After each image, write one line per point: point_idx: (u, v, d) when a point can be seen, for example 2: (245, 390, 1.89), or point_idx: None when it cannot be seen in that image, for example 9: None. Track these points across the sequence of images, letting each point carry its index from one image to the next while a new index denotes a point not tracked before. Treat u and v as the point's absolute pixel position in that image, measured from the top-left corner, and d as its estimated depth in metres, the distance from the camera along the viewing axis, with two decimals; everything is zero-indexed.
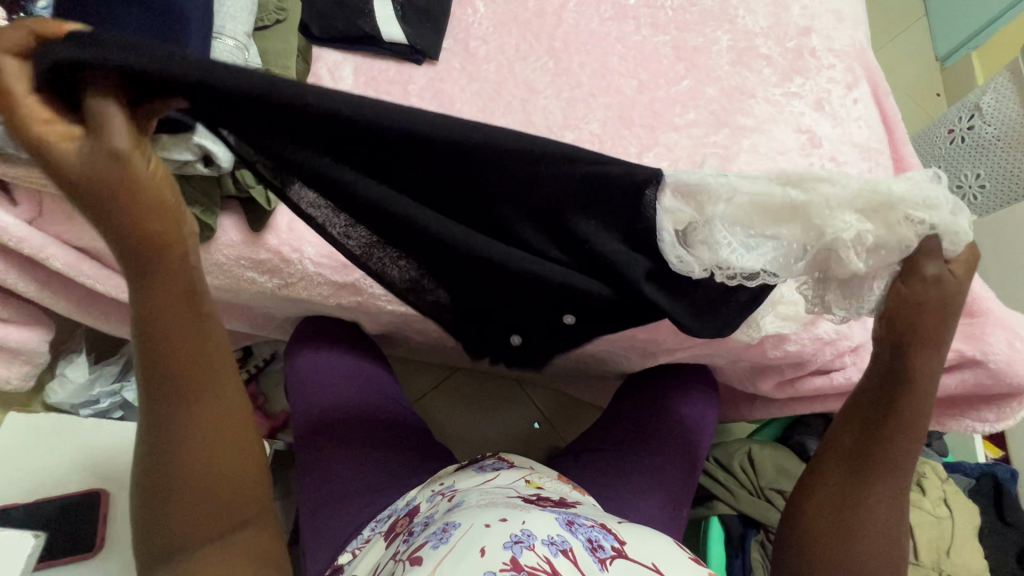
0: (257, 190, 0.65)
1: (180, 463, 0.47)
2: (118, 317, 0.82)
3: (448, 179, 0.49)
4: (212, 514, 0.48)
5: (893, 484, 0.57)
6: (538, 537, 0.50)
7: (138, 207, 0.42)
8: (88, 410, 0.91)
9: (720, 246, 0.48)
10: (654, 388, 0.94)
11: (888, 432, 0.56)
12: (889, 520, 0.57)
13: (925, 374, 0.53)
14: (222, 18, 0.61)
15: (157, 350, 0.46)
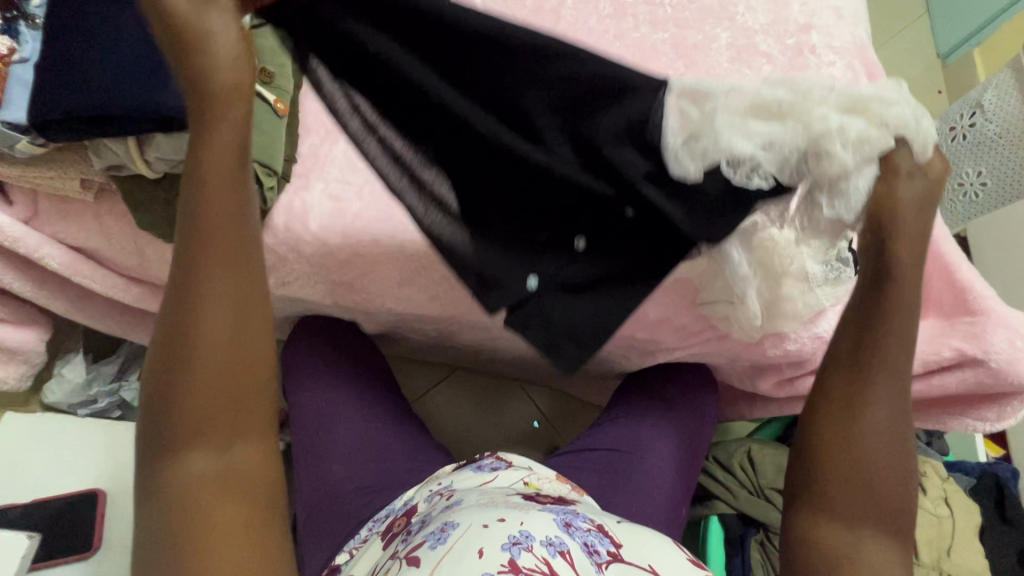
0: None
1: (198, 325, 0.44)
2: (116, 317, 0.82)
3: (470, 62, 0.47)
4: (216, 399, 0.44)
5: (896, 400, 0.54)
6: (536, 539, 0.50)
7: (215, 68, 0.44)
8: (86, 410, 0.90)
9: (718, 131, 0.47)
10: (655, 385, 0.93)
11: (882, 333, 0.54)
12: (894, 422, 0.54)
13: (906, 270, 0.53)
14: None
15: (200, 204, 0.44)
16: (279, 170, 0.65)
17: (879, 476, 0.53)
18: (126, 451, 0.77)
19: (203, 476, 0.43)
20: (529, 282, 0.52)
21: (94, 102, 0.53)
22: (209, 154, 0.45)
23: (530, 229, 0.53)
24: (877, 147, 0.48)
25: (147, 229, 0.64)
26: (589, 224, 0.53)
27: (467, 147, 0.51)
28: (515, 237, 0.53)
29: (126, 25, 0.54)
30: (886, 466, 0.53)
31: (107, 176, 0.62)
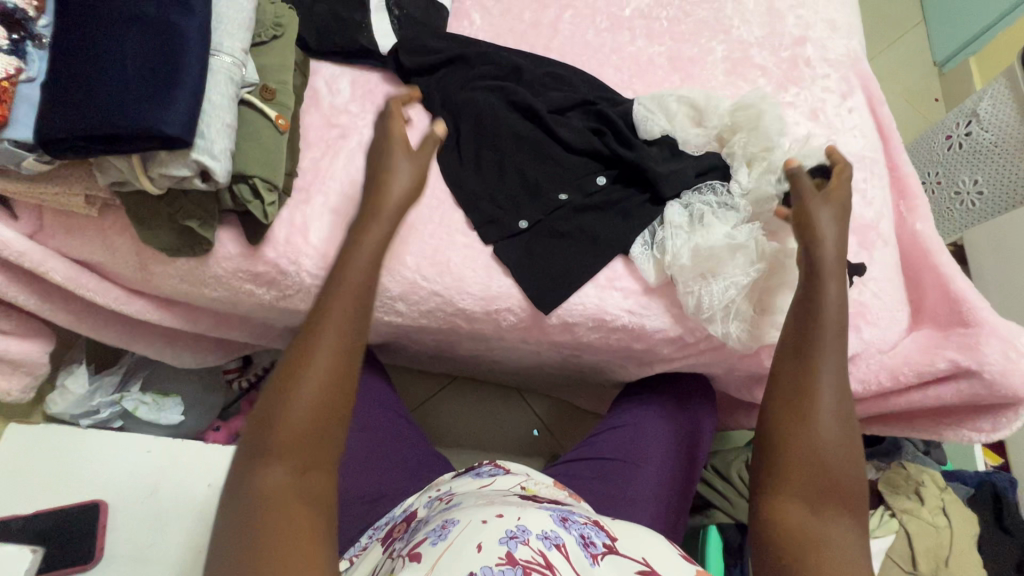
0: (255, 204, 0.65)
1: (308, 368, 0.49)
2: (119, 329, 0.83)
3: (529, 92, 0.81)
4: (303, 440, 0.47)
5: (839, 405, 0.58)
6: (533, 532, 0.50)
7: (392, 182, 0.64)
8: (87, 421, 0.92)
9: (673, 119, 0.78)
10: (657, 394, 0.93)
11: (826, 313, 0.61)
12: (842, 402, 0.58)
13: (829, 263, 0.63)
14: (219, 35, 0.61)
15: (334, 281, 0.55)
16: (280, 185, 0.65)
17: (839, 472, 0.55)
18: (126, 462, 0.78)
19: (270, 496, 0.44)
20: (520, 223, 0.74)
21: (99, 120, 0.54)
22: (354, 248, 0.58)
23: (563, 190, 0.75)
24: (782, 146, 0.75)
25: (152, 244, 0.65)
26: (601, 181, 0.77)
27: (521, 128, 0.78)
28: (513, 194, 0.75)
29: (129, 44, 0.56)
30: (835, 441, 0.56)
31: (111, 192, 0.63)
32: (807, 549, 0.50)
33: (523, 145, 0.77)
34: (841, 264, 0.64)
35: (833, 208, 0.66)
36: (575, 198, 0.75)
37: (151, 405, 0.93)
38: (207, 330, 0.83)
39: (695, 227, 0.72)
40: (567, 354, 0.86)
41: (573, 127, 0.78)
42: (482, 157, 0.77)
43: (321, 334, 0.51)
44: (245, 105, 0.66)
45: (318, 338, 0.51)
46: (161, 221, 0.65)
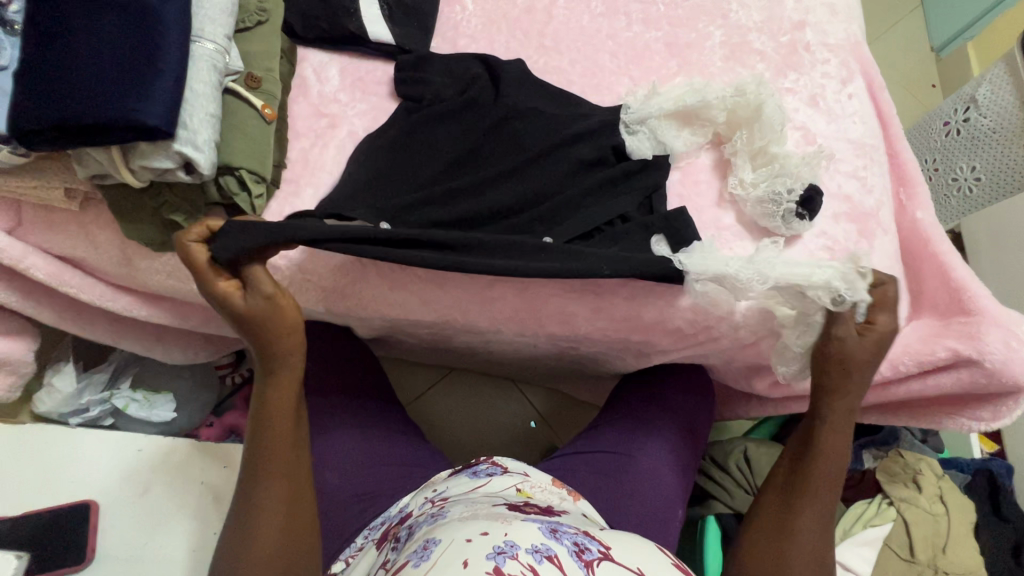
0: (242, 197, 0.63)
1: (266, 494, 0.57)
2: (105, 326, 0.81)
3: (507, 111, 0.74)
4: (269, 555, 0.56)
5: (819, 512, 0.65)
6: (522, 547, 0.49)
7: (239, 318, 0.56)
8: (78, 419, 0.90)
9: (661, 129, 0.75)
10: (668, 391, 0.91)
11: (818, 462, 0.66)
12: (818, 548, 0.64)
13: (838, 412, 0.66)
14: (200, 21, 0.59)
15: (267, 401, 0.58)
16: (268, 177, 0.63)
17: None
18: (116, 461, 0.77)
19: None
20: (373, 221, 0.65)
21: (76, 110, 0.51)
22: (281, 371, 0.58)
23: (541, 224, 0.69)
24: (776, 135, 0.72)
25: (135, 238, 0.63)
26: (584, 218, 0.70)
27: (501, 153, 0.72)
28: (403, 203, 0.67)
29: (104, 30, 0.53)
30: (801, 561, 0.63)
31: (92, 185, 0.61)
32: None
33: (455, 168, 0.71)
34: (850, 411, 0.67)
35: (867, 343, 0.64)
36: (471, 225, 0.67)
37: (141, 402, 0.92)
38: (196, 326, 0.81)
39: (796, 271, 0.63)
40: (563, 346, 0.85)
41: (557, 167, 0.72)
42: (395, 163, 0.71)
43: (272, 467, 0.58)
44: (230, 94, 0.63)
45: (271, 452, 0.58)
46: (145, 216, 0.63)
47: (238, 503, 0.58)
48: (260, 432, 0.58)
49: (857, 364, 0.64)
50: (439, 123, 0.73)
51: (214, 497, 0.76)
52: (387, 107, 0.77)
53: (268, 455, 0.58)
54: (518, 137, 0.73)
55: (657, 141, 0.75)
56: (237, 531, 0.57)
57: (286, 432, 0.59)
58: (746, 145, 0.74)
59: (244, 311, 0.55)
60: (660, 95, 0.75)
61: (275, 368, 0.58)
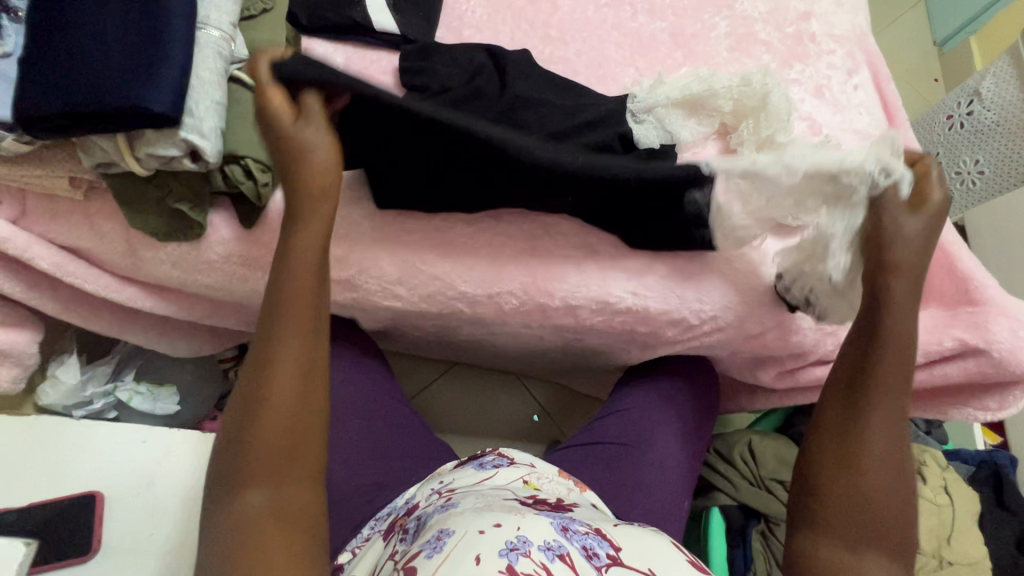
0: (248, 186, 0.63)
1: (273, 379, 0.51)
2: (109, 318, 0.81)
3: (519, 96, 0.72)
4: (273, 454, 0.49)
5: (889, 413, 0.60)
6: (534, 543, 0.49)
7: (289, 153, 0.55)
8: (81, 412, 0.90)
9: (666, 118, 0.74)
10: (677, 384, 0.91)
11: (887, 360, 0.60)
12: (897, 457, 0.59)
13: (903, 292, 0.60)
14: (205, 9, 0.58)
15: (284, 279, 0.54)
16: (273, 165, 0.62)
17: (875, 492, 0.58)
18: (120, 453, 0.77)
19: (240, 519, 0.47)
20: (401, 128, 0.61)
21: (81, 97, 0.51)
22: (301, 238, 0.56)
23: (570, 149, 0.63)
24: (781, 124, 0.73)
25: (140, 228, 0.63)
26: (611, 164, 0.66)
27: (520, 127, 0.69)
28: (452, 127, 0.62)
29: (110, 17, 0.53)
30: (878, 470, 0.58)
31: (96, 174, 0.61)
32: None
33: None
34: (915, 291, 0.61)
35: (919, 222, 0.59)
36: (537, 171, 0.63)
37: (146, 395, 0.92)
38: (200, 318, 0.81)
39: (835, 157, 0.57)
40: (568, 338, 0.85)
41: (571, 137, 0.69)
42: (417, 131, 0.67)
43: (280, 351, 0.52)
44: (235, 81, 0.62)
45: (284, 339, 0.52)
46: (150, 206, 0.62)
47: (244, 399, 0.51)
48: (279, 318, 0.53)
49: (913, 240, 0.59)
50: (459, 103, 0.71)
51: None
52: None
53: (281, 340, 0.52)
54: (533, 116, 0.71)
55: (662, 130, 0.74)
56: (237, 425, 0.51)
57: (299, 312, 0.54)
58: (751, 135, 0.74)
59: (299, 139, 0.55)
60: (665, 85, 0.75)
61: (298, 227, 0.56)
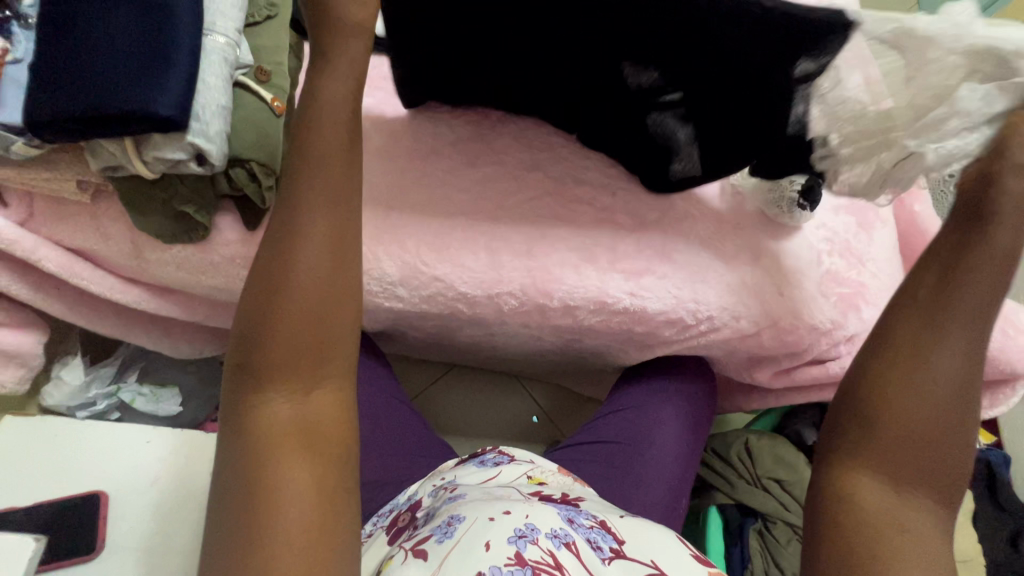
0: (251, 188, 0.64)
1: (294, 288, 0.45)
2: (114, 319, 0.82)
3: None
4: (295, 366, 0.46)
5: (973, 343, 0.46)
6: (541, 531, 0.51)
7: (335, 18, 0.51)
8: (84, 413, 0.91)
9: None
10: (672, 384, 0.92)
11: (981, 269, 0.47)
12: (966, 387, 0.46)
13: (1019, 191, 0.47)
14: (211, 15, 0.59)
15: (304, 183, 0.47)
16: (276, 168, 0.64)
17: (933, 425, 0.45)
18: (124, 453, 0.78)
19: (262, 429, 0.45)
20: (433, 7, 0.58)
21: (91, 102, 0.52)
22: (327, 109, 0.49)
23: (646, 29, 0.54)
24: None
25: (146, 230, 0.65)
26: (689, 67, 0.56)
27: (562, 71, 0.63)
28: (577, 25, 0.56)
29: (120, 24, 0.54)
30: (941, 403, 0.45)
31: (102, 176, 0.62)
32: (869, 525, 0.45)
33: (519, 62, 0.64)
34: None
35: None
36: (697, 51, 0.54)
37: (148, 396, 0.93)
38: (204, 319, 0.82)
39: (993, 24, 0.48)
40: (567, 339, 0.86)
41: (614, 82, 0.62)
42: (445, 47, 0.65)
43: (300, 252, 0.46)
44: (240, 87, 0.64)
45: (304, 245, 0.46)
46: (156, 209, 0.64)
47: (256, 302, 0.46)
48: (306, 194, 0.47)
49: None
50: None
51: None
52: (395, 103, 0.78)
53: (295, 245, 0.46)
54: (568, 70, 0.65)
55: None
56: (247, 332, 0.46)
57: (336, 191, 0.48)
58: None
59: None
60: None
61: (312, 123, 0.49)
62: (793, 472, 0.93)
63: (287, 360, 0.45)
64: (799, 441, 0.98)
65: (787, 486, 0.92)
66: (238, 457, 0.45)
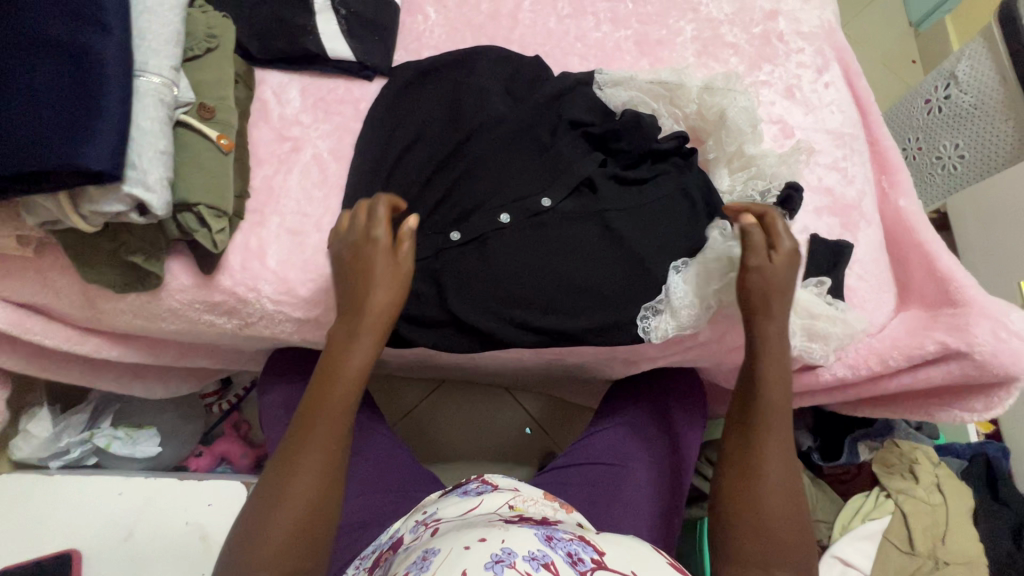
0: (202, 234, 0.60)
1: (302, 473, 0.52)
2: (76, 369, 0.79)
3: (517, 149, 0.73)
4: (286, 537, 0.50)
5: (780, 445, 0.61)
6: (519, 554, 0.47)
7: (386, 287, 0.58)
8: (57, 462, 0.88)
9: (625, 95, 0.76)
10: (672, 399, 0.89)
11: (764, 391, 0.62)
12: (790, 479, 0.59)
13: (771, 340, 0.63)
14: (142, 54, 0.56)
15: (330, 388, 0.56)
16: (228, 211, 0.61)
17: (780, 525, 0.57)
18: (94, 507, 0.75)
19: None
20: None
21: (15, 158, 0.49)
22: (346, 356, 0.57)
23: (506, 216, 0.70)
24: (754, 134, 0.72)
25: (94, 282, 0.61)
26: (547, 203, 0.71)
27: (506, 179, 0.72)
28: (506, 284, 0.69)
29: (44, 71, 0.51)
30: (778, 505, 0.58)
31: (44, 230, 0.59)
32: None
33: (464, 183, 0.72)
34: (783, 333, 0.63)
35: (778, 269, 0.62)
36: (608, 300, 0.69)
37: (124, 439, 0.91)
38: (171, 361, 0.79)
39: (680, 318, 0.68)
40: (549, 358, 0.84)
41: (518, 185, 0.72)
42: (406, 155, 0.73)
43: (312, 440, 0.54)
44: (182, 126, 0.60)
45: (314, 435, 0.54)
46: (104, 259, 0.60)
47: (271, 480, 0.53)
48: (309, 422, 0.55)
49: (775, 290, 0.62)
50: (467, 115, 0.74)
51: (200, 536, 0.74)
52: (353, 127, 0.74)
53: (307, 435, 0.54)
54: (512, 173, 0.72)
55: (630, 100, 0.76)
56: (258, 508, 0.52)
57: (349, 393, 0.56)
58: (721, 152, 0.74)
59: (381, 265, 0.58)
60: (635, 79, 0.76)
61: (354, 337, 0.57)
62: None
63: (284, 536, 0.50)
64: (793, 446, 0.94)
65: None
66: None
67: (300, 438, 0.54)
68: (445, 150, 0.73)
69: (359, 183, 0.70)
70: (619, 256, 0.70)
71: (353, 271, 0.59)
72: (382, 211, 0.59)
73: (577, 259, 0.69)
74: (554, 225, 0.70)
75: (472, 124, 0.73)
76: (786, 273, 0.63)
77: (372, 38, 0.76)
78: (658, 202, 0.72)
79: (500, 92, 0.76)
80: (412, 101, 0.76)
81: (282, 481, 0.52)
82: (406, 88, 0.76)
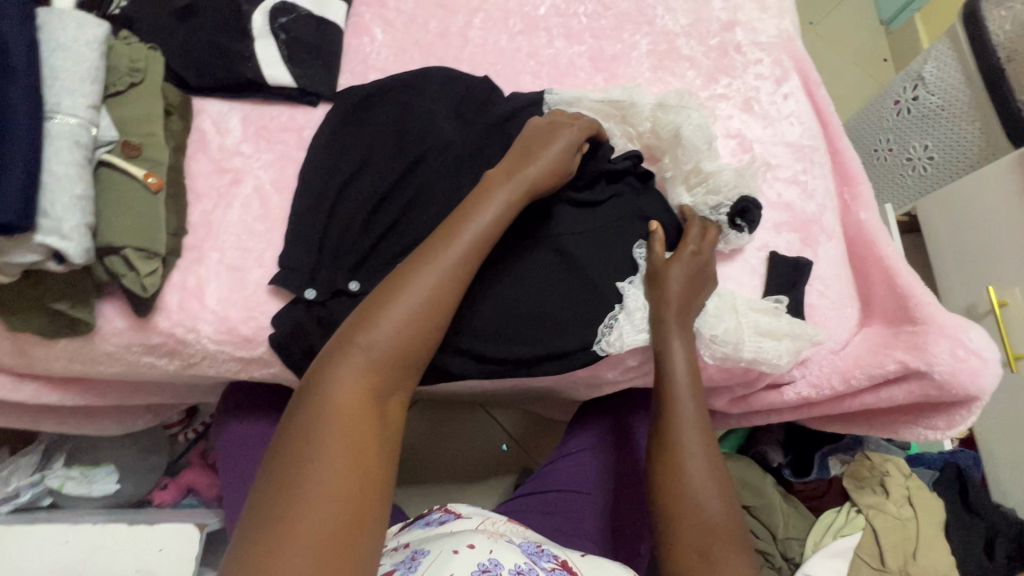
0: (130, 277, 0.58)
1: (425, 286, 0.53)
2: (19, 413, 0.76)
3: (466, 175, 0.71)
4: (394, 334, 0.51)
5: (701, 441, 0.60)
6: (505, 566, 0.48)
7: (553, 164, 0.64)
8: (5, 508, 0.84)
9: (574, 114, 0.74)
10: (640, 422, 0.85)
11: (677, 392, 0.62)
12: (715, 474, 0.59)
13: (677, 348, 0.63)
14: (55, 95, 0.53)
15: (466, 220, 0.58)
16: (159, 252, 0.58)
17: (714, 523, 0.56)
18: (39, 557, 0.72)
19: (336, 392, 0.47)
20: (350, 286, 0.65)
21: None
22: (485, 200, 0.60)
23: None
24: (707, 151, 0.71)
25: (21, 330, 0.59)
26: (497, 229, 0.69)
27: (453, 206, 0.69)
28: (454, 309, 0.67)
29: None
30: (707, 502, 0.57)
31: None
32: None
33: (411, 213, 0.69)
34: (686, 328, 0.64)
35: (679, 274, 0.65)
36: (559, 327, 0.67)
37: (79, 479, 0.88)
38: (118, 402, 0.76)
39: (637, 322, 0.66)
40: (511, 384, 0.81)
41: None
42: (348, 184, 0.70)
43: (442, 258, 0.55)
44: (105, 166, 0.58)
45: (442, 254, 0.55)
46: (28, 306, 0.58)
47: (392, 280, 0.54)
48: (440, 242, 0.56)
49: (684, 295, 0.65)
50: (413, 142, 0.71)
51: None
52: (296, 156, 0.72)
53: (437, 253, 0.55)
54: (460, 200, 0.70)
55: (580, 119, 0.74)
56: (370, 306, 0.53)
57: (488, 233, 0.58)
58: (676, 170, 0.73)
59: (554, 148, 0.65)
60: (585, 99, 0.75)
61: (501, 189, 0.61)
62: (756, 493, 0.87)
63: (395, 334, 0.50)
64: (763, 461, 0.94)
65: (754, 509, 0.86)
66: (303, 416, 0.46)
67: (428, 251, 0.55)
68: (390, 177, 0.70)
69: (300, 214, 0.68)
70: (573, 283, 0.68)
71: (529, 143, 0.66)
72: (584, 120, 0.69)
73: (531, 284, 0.68)
74: (504, 252, 0.69)
75: (419, 150, 0.71)
76: (688, 274, 0.66)
77: (313, 63, 0.74)
78: (612, 225, 0.70)
79: (449, 116, 0.74)
80: (357, 127, 0.73)
81: (403, 286, 0.53)
82: (350, 113, 0.74)
